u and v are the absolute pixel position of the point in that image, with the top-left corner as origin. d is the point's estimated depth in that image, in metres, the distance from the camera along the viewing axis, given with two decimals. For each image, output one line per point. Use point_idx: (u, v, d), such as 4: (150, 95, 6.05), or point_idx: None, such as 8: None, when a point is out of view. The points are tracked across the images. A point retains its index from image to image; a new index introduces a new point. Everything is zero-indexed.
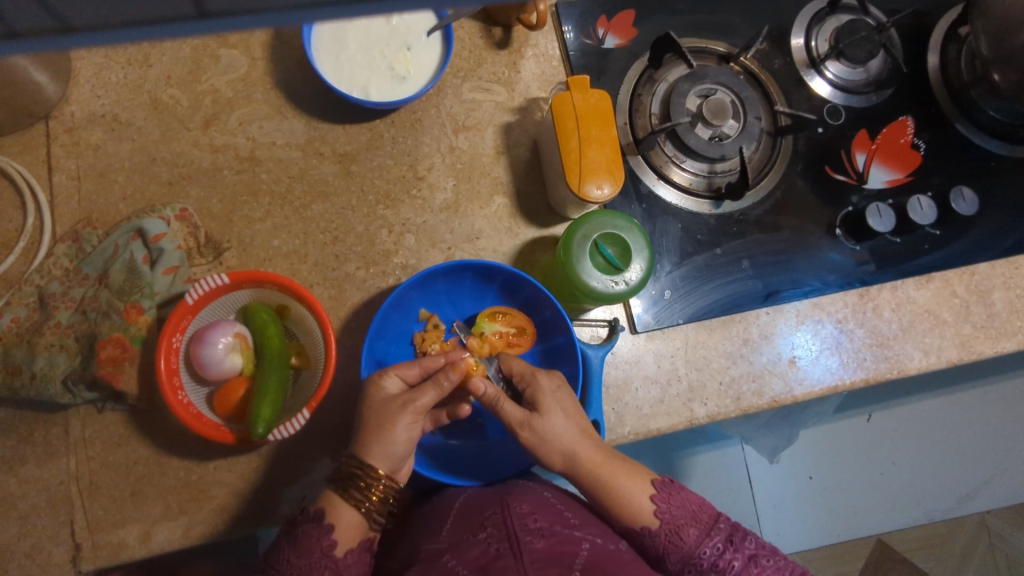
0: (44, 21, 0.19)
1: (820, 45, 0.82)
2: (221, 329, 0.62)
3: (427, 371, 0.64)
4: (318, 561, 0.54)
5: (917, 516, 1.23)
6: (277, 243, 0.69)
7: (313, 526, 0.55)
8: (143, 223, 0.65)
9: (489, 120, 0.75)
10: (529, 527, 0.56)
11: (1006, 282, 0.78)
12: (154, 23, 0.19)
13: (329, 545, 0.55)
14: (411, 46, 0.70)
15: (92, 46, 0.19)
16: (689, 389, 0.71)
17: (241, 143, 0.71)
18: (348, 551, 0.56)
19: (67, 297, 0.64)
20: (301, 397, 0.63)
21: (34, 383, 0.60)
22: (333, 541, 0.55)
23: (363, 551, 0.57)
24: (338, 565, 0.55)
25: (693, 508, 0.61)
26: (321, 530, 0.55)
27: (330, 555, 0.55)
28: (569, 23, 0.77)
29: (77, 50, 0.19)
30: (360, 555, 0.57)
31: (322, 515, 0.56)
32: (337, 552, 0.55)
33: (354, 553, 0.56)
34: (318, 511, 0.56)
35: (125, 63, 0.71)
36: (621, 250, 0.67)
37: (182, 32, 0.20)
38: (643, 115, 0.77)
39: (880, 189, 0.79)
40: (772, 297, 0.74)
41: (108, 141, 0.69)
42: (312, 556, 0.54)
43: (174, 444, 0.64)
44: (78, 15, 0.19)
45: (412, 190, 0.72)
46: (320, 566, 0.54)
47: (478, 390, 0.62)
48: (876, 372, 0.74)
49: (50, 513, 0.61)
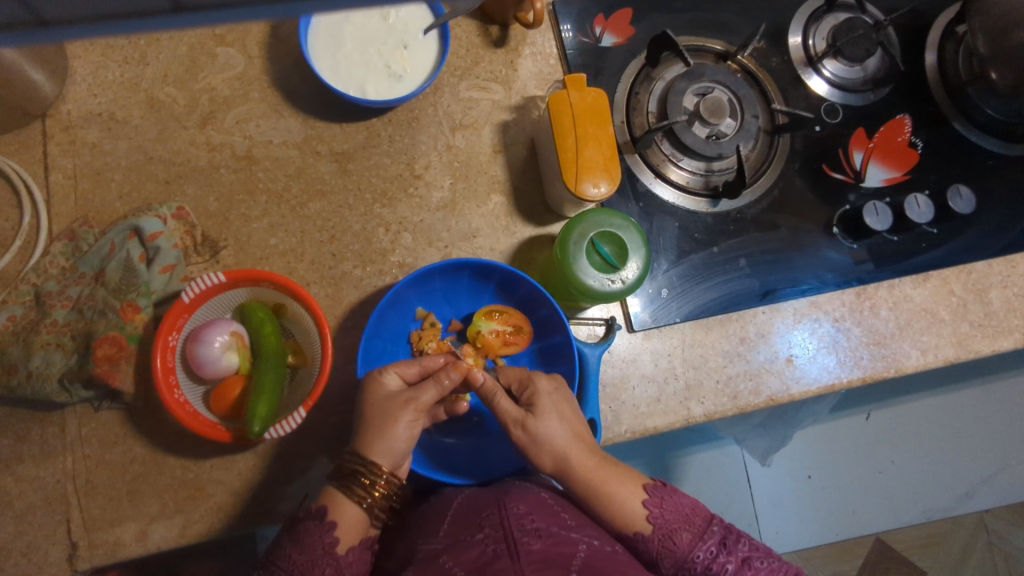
0: (23, 16, 0.23)
1: (818, 44, 0.82)
2: (217, 328, 0.62)
3: (427, 370, 0.64)
4: (320, 558, 0.54)
5: (915, 515, 1.23)
6: (274, 241, 0.69)
7: (315, 523, 0.55)
8: (139, 222, 0.65)
9: (487, 119, 0.75)
10: (526, 527, 0.55)
11: (1003, 280, 0.78)
12: (141, 15, 0.24)
13: (332, 541, 0.55)
14: (408, 44, 0.70)
15: (73, 36, 0.24)
16: (686, 388, 0.71)
17: (239, 141, 0.71)
18: (349, 548, 0.56)
19: (63, 295, 0.64)
20: (298, 395, 0.63)
21: (31, 381, 0.60)
22: (335, 538, 0.55)
23: (365, 548, 0.57)
24: (340, 563, 0.55)
25: (686, 512, 0.60)
26: (323, 527, 0.55)
27: (332, 552, 0.55)
28: (567, 22, 0.77)
29: (61, 38, 0.24)
30: (361, 552, 0.57)
31: (325, 512, 0.56)
32: (338, 550, 0.55)
33: (355, 551, 0.56)
34: (321, 508, 0.56)
35: (122, 61, 0.71)
36: (618, 249, 0.67)
37: (161, 22, 0.24)
38: (640, 114, 0.77)
39: (878, 187, 0.79)
40: (770, 296, 0.74)
41: (105, 139, 0.69)
42: (314, 553, 0.54)
43: (172, 443, 0.64)
44: (55, 11, 0.23)
45: (409, 189, 0.72)
46: (322, 563, 0.54)
47: (476, 381, 0.63)
48: (873, 371, 0.74)
49: (46, 512, 0.61)
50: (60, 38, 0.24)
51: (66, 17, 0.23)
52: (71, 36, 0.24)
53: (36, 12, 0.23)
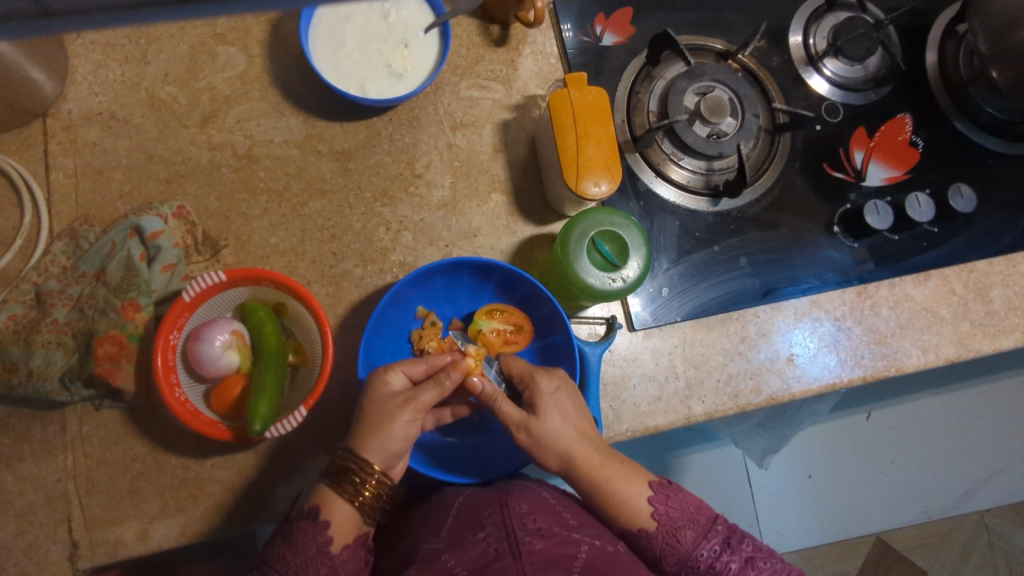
0: (27, 7, 0.24)
1: (818, 43, 0.82)
2: (218, 327, 0.62)
3: (432, 368, 0.64)
4: (313, 557, 0.54)
5: (916, 514, 1.23)
6: (275, 240, 0.69)
7: (307, 522, 0.55)
8: (140, 222, 0.65)
9: (487, 118, 0.75)
10: (528, 527, 0.55)
11: (1004, 279, 0.78)
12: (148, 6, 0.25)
13: (326, 541, 0.55)
14: (409, 43, 0.70)
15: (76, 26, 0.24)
16: (687, 387, 0.71)
17: (239, 140, 0.71)
18: (343, 547, 0.56)
19: (64, 295, 0.64)
20: (299, 394, 0.63)
21: (31, 379, 0.60)
22: (329, 537, 0.55)
23: (358, 546, 0.57)
24: (334, 562, 0.55)
25: (691, 510, 0.60)
26: (317, 527, 0.55)
27: (326, 551, 0.55)
28: (567, 21, 0.77)
29: (65, 29, 0.24)
30: (355, 550, 0.57)
31: (317, 511, 0.56)
32: (332, 548, 0.55)
33: (348, 549, 0.56)
34: (313, 507, 0.57)
35: (123, 60, 0.71)
36: (619, 248, 0.67)
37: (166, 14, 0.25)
38: (641, 112, 0.77)
39: (879, 186, 0.79)
40: (770, 294, 0.74)
41: (105, 138, 0.69)
42: (307, 553, 0.54)
43: (172, 442, 0.64)
44: (61, 4, 0.24)
45: (409, 188, 0.72)
46: (315, 563, 0.54)
47: (476, 388, 0.63)
48: (874, 370, 0.74)
49: (47, 510, 0.61)
50: (66, 28, 0.25)
51: (70, 8, 0.24)
52: (73, 27, 0.25)
53: (42, 2, 0.24)
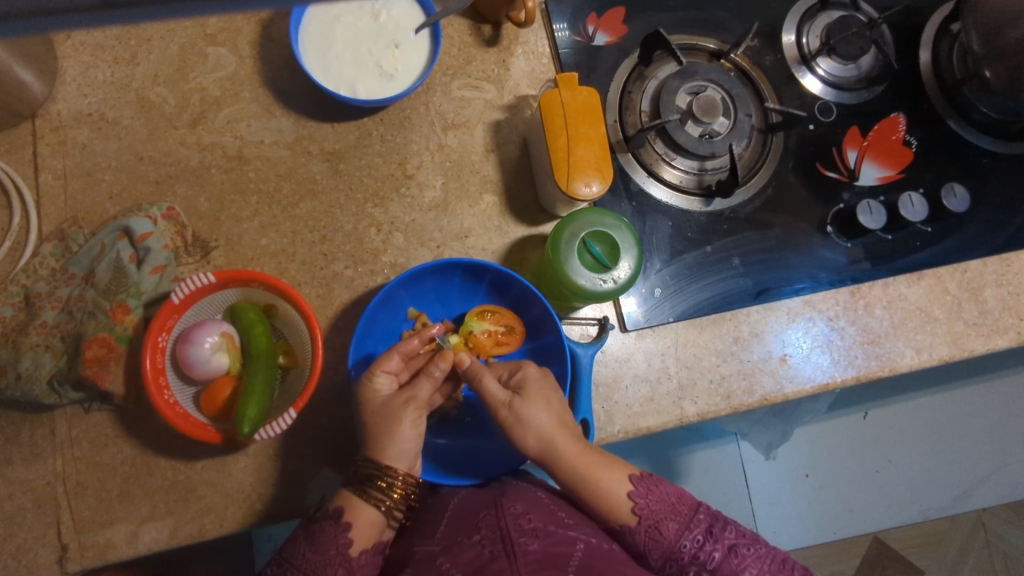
0: None
1: (812, 42, 0.81)
2: (208, 329, 0.62)
3: (405, 355, 0.64)
4: (333, 558, 0.54)
5: (914, 513, 1.23)
6: (265, 242, 0.69)
7: (331, 522, 0.55)
8: (129, 223, 0.65)
9: (479, 118, 0.75)
10: (523, 527, 0.55)
11: (999, 279, 0.78)
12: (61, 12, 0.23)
13: (346, 543, 0.55)
14: (400, 43, 0.70)
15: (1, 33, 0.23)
16: (679, 387, 0.70)
17: (230, 142, 0.71)
18: (362, 551, 0.56)
19: (53, 296, 0.64)
20: (289, 397, 0.63)
21: (19, 383, 0.60)
22: (350, 539, 0.55)
23: (376, 552, 0.57)
24: (352, 564, 0.55)
25: (672, 501, 0.60)
26: (338, 528, 0.55)
27: (346, 553, 0.54)
28: (560, 21, 0.77)
29: None
30: (373, 556, 0.56)
31: (341, 512, 0.56)
32: (352, 551, 0.55)
33: (367, 554, 0.56)
34: (337, 509, 0.56)
35: (113, 61, 0.70)
36: (610, 248, 0.66)
37: (89, 18, 0.24)
38: (633, 112, 0.77)
39: (872, 186, 0.79)
40: (763, 294, 0.74)
41: (95, 140, 0.69)
42: (328, 553, 0.54)
43: (162, 445, 0.63)
44: None
45: (401, 188, 0.72)
46: (335, 563, 0.54)
47: (462, 365, 0.63)
48: (867, 370, 0.73)
49: (36, 513, 0.61)
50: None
51: (62, 5, 0.23)
52: (28, 28, 0.23)
53: None
